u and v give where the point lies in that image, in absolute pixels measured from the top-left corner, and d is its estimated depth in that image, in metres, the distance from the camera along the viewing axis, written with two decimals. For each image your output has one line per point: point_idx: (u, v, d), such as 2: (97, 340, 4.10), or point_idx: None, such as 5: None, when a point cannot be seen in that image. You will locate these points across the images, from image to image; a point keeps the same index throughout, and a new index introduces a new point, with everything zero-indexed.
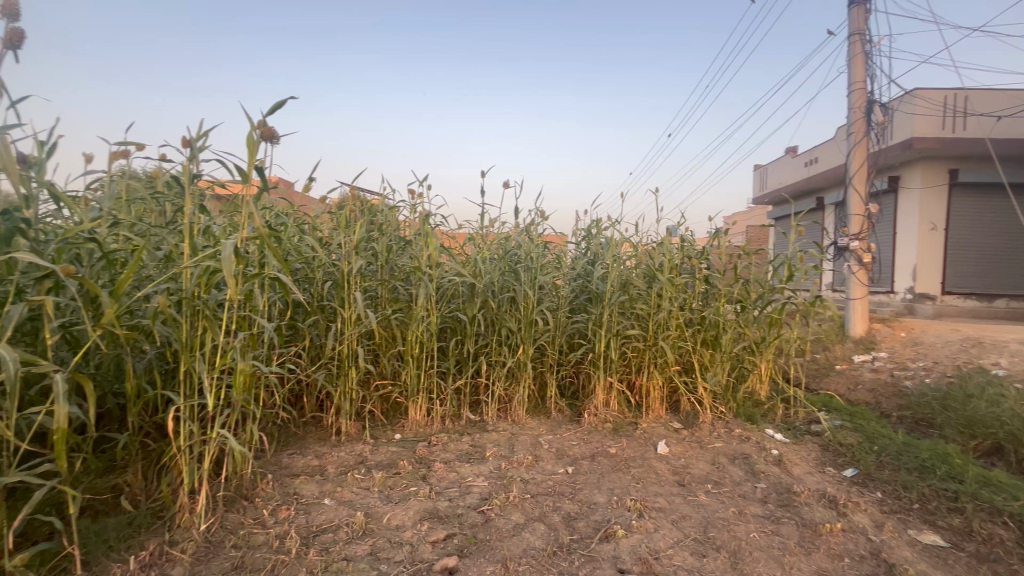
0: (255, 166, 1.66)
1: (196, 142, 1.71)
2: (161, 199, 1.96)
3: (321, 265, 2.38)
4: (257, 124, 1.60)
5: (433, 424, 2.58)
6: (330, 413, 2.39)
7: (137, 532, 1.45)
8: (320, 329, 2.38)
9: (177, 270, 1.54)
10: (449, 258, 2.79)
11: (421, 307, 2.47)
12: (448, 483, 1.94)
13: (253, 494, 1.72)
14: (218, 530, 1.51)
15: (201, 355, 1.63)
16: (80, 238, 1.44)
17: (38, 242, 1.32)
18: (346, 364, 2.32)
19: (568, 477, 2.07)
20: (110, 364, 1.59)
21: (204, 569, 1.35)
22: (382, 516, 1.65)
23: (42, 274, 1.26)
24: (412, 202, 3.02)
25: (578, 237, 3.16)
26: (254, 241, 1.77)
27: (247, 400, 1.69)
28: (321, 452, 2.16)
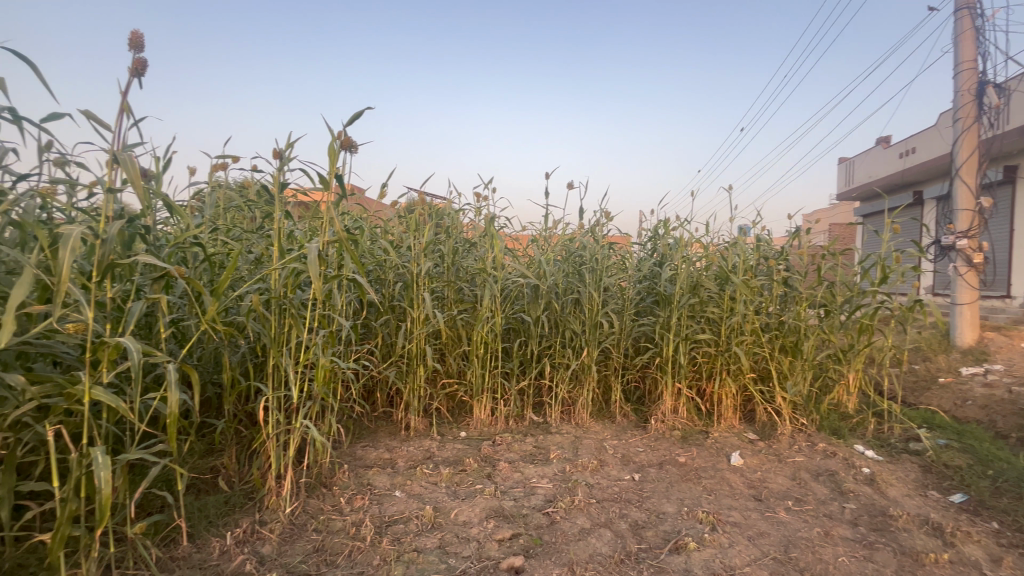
0: (336, 174, 1.77)
1: (284, 153, 1.85)
2: (253, 207, 2.15)
3: (392, 267, 2.49)
4: (338, 134, 1.71)
5: (497, 424, 2.60)
6: (400, 409, 2.49)
7: (232, 510, 1.59)
8: (391, 328, 2.48)
9: (267, 271, 1.68)
10: (513, 259, 2.81)
11: (486, 307, 2.51)
12: (513, 483, 1.95)
13: (331, 482, 1.83)
14: (301, 514, 1.62)
15: (288, 350, 1.77)
16: (187, 243, 1.61)
17: (155, 246, 1.49)
18: (414, 362, 2.41)
19: (634, 484, 2.01)
20: (210, 356, 1.76)
21: (290, 549, 1.45)
22: (449, 512, 1.69)
23: (158, 274, 1.41)
24: (477, 205, 3.09)
25: (644, 238, 3.07)
26: (334, 244, 1.88)
27: (326, 394, 1.81)
28: (391, 445, 2.25)
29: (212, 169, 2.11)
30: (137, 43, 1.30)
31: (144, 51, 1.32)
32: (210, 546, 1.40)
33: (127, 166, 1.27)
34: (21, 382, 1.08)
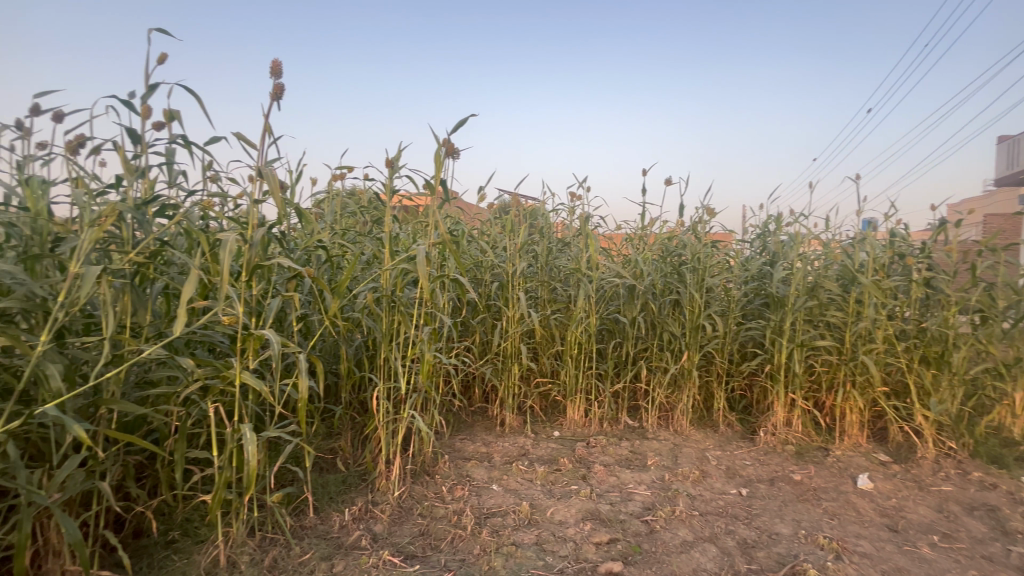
0: (441, 179, 1.87)
1: (395, 161, 2.00)
2: (366, 212, 2.34)
3: (489, 267, 2.57)
4: (443, 142, 1.80)
5: (591, 426, 2.56)
6: (495, 405, 2.55)
7: (349, 489, 1.74)
8: (487, 326, 2.56)
9: (380, 272, 1.82)
10: (608, 260, 2.76)
11: (581, 308, 2.48)
12: (609, 487, 1.92)
13: (434, 470, 1.93)
14: (408, 498, 1.73)
15: (397, 345, 1.90)
16: (314, 246, 1.79)
17: (289, 249, 1.68)
18: (510, 359, 2.46)
19: (742, 499, 1.88)
20: (331, 348, 1.95)
21: (399, 530, 1.55)
22: (545, 509, 1.71)
23: (292, 275, 1.59)
24: (571, 204, 3.08)
25: (752, 235, 2.85)
26: (438, 246, 1.99)
27: (430, 387, 1.92)
28: (488, 440, 2.33)
29: (332, 179, 2.34)
30: (277, 71, 1.47)
31: (283, 78, 1.49)
32: (331, 520, 1.55)
33: (269, 179, 1.45)
34: (189, 366, 1.28)
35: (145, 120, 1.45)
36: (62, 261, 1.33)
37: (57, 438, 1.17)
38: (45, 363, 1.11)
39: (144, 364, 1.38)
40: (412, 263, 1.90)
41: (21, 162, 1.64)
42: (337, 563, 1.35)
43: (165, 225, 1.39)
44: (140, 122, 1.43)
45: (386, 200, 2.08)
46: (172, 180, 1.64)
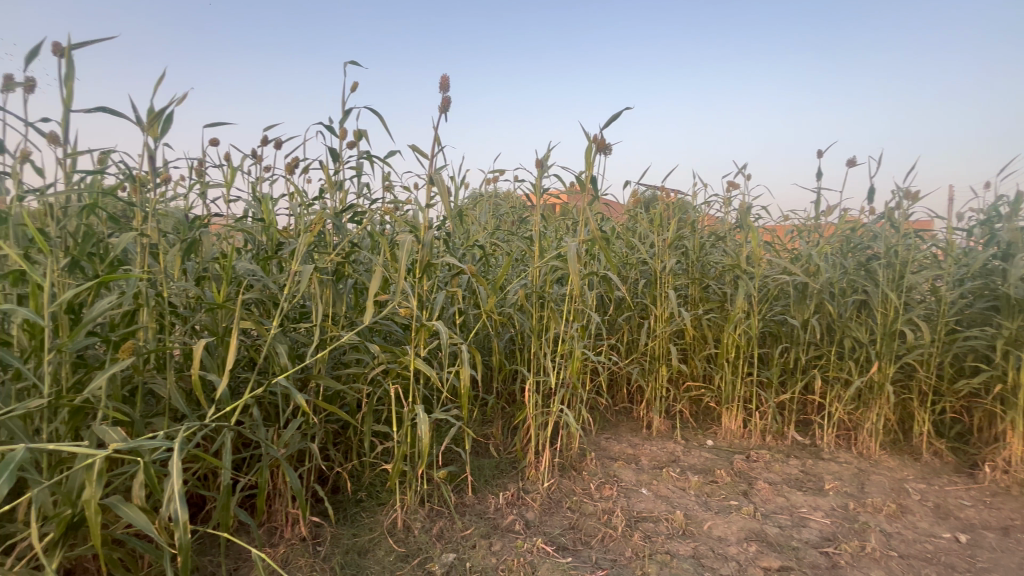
0: (591, 176, 1.87)
1: (545, 161, 2.05)
2: (515, 212, 2.45)
3: (636, 264, 2.49)
4: (594, 137, 1.79)
5: (751, 437, 2.32)
6: (641, 407, 2.46)
7: (501, 474, 1.84)
8: (634, 325, 2.48)
9: (532, 269, 1.89)
10: (773, 255, 2.47)
11: (739, 309, 2.22)
12: (776, 508, 1.72)
13: (581, 466, 1.94)
14: (556, 491, 1.76)
15: (547, 340, 1.95)
16: (472, 245, 1.93)
17: (451, 248, 1.83)
18: (658, 360, 2.36)
19: (961, 547, 1.53)
20: (485, 340, 2.08)
21: (549, 520, 1.60)
22: (702, 522, 1.60)
23: (455, 272, 1.73)
24: (728, 195, 2.83)
25: (974, 223, 2.30)
26: (587, 242, 1.99)
27: (578, 383, 1.93)
28: (634, 441, 2.25)
29: (484, 181, 2.49)
30: (446, 85, 1.56)
31: (450, 90, 1.59)
32: (488, 501, 1.65)
33: (438, 185, 1.59)
34: (375, 351, 1.48)
35: (342, 140, 1.71)
36: (284, 261, 1.64)
37: (282, 404, 1.44)
38: (276, 344, 1.37)
39: (341, 348, 1.63)
40: (561, 260, 1.94)
41: (255, 183, 2.06)
42: (495, 542, 1.44)
43: (357, 229, 1.62)
44: (339, 143, 1.69)
45: (535, 200, 2.14)
46: (360, 191, 1.91)
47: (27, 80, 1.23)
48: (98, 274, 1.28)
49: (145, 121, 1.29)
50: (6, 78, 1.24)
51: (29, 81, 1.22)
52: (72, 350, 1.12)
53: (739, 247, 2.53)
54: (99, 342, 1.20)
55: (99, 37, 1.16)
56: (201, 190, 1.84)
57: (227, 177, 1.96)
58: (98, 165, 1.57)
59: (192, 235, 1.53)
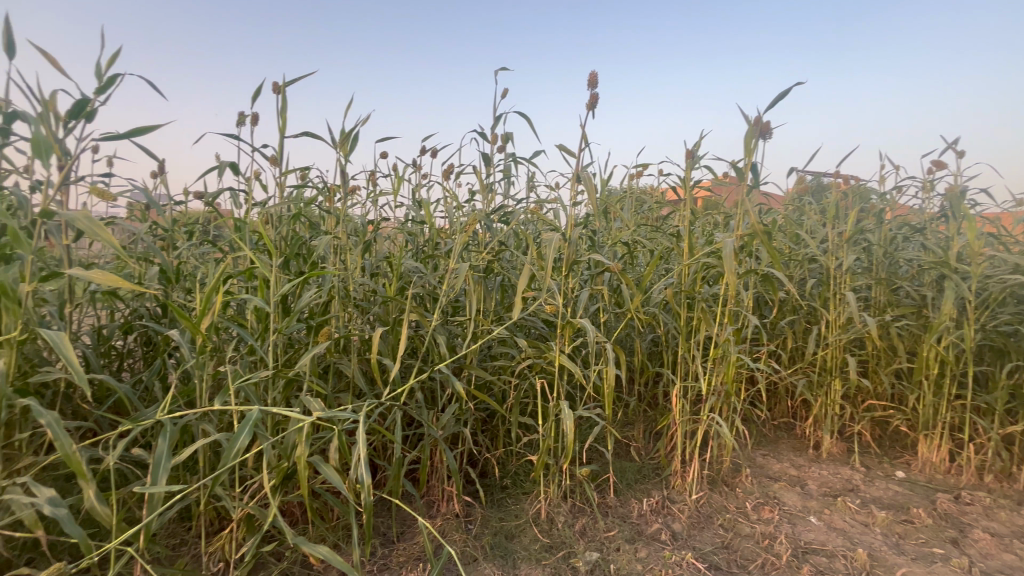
0: (751, 164, 1.69)
1: (697, 151, 1.91)
2: (660, 206, 2.33)
3: (804, 261, 2.18)
4: (757, 122, 1.62)
5: (961, 475, 1.89)
6: (808, 424, 2.16)
7: (645, 479, 1.77)
8: (799, 330, 2.19)
9: (680, 267, 1.77)
10: (998, 249, 1.97)
11: (944, 316, 1.80)
12: (1003, 567, 1.38)
13: (734, 482, 1.78)
14: (706, 505, 1.64)
15: (697, 343, 1.82)
16: (615, 242, 1.88)
17: (595, 246, 1.81)
18: (830, 372, 2.04)
19: None
20: (628, 340, 2.02)
21: (699, 535, 1.49)
22: (893, 568, 1.35)
23: (599, 269, 1.71)
24: (930, 178, 2.33)
25: None
26: (745, 237, 1.80)
27: (732, 391, 1.77)
28: (798, 462, 1.99)
29: (627, 177, 2.42)
30: (594, 81, 1.51)
31: (598, 86, 1.53)
32: (631, 505, 1.61)
33: (585, 183, 1.57)
34: (523, 346, 1.53)
35: (493, 145, 1.79)
36: (442, 259, 1.79)
37: (440, 389, 1.57)
38: (437, 335, 1.50)
39: (490, 341, 1.72)
40: (715, 257, 1.79)
41: (416, 189, 2.29)
42: (640, 549, 1.40)
43: (506, 228, 1.69)
44: (490, 147, 1.77)
45: (683, 193, 2.01)
46: (508, 192, 1.99)
47: (254, 116, 1.53)
48: (303, 271, 1.54)
49: (338, 140, 1.51)
50: (240, 115, 1.56)
51: (257, 116, 1.52)
52: (286, 333, 1.37)
53: (947, 240, 2.06)
54: (303, 327, 1.45)
55: (305, 74, 1.38)
56: (374, 198, 2.10)
57: (394, 185, 2.21)
58: (301, 181, 1.89)
59: (370, 237, 1.75)
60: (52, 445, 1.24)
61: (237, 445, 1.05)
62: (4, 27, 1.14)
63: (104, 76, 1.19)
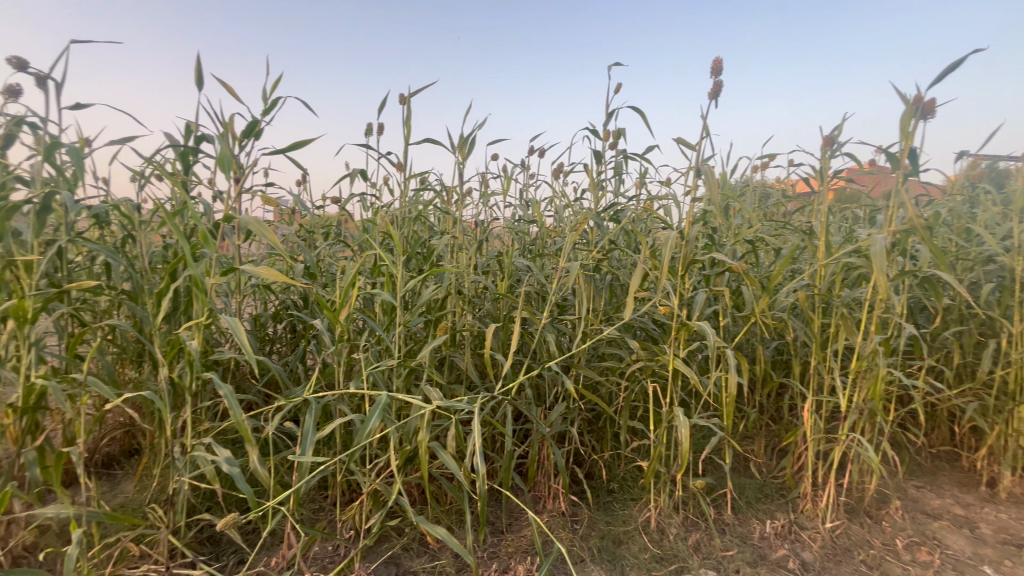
0: (910, 149, 1.46)
1: (838, 136, 1.69)
2: (789, 200, 2.11)
3: (977, 261, 1.83)
4: (919, 99, 1.39)
5: None
6: (979, 456, 1.81)
7: (768, 499, 1.61)
8: (969, 344, 1.84)
9: (816, 268, 1.59)
10: None
11: None
12: None
13: (879, 514, 1.55)
14: (843, 536, 1.46)
15: (836, 354, 1.60)
16: (737, 239, 1.74)
17: (715, 244, 1.69)
18: (1014, 397, 1.69)
19: None
20: (748, 347, 1.86)
21: (836, 569, 1.33)
22: None
23: (718, 270, 1.59)
24: None
25: None
26: (900, 234, 1.56)
27: (879, 411, 1.54)
28: (965, 500, 1.68)
29: (750, 170, 2.23)
30: (718, 68, 1.40)
31: (722, 74, 1.42)
32: (752, 526, 1.48)
33: (707, 177, 1.44)
34: (635, 348, 1.47)
35: (606, 141, 1.71)
36: (551, 257, 1.79)
37: (548, 387, 1.58)
38: (546, 333, 1.51)
39: (599, 341, 1.69)
40: (859, 256, 1.57)
41: (525, 189, 2.33)
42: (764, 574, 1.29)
43: (618, 227, 1.64)
44: (602, 145, 1.69)
45: (819, 184, 1.79)
46: (618, 189, 1.94)
47: (380, 126, 1.68)
48: (422, 269, 1.65)
49: (457, 145, 1.59)
50: (369, 125, 1.73)
51: (382, 126, 1.67)
52: (409, 325, 1.47)
53: None
54: (423, 321, 1.54)
55: (428, 84, 1.47)
56: (485, 198, 2.18)
57: (504, 185, 2.26)
58: (421, 184, 2.02)
59: (482, 237, 1.82)
60: (224, 414, 1.47)
61: (370, 426, 1.15)
62: (196, 64, 1.37)
63: (270, 99, 1.37)
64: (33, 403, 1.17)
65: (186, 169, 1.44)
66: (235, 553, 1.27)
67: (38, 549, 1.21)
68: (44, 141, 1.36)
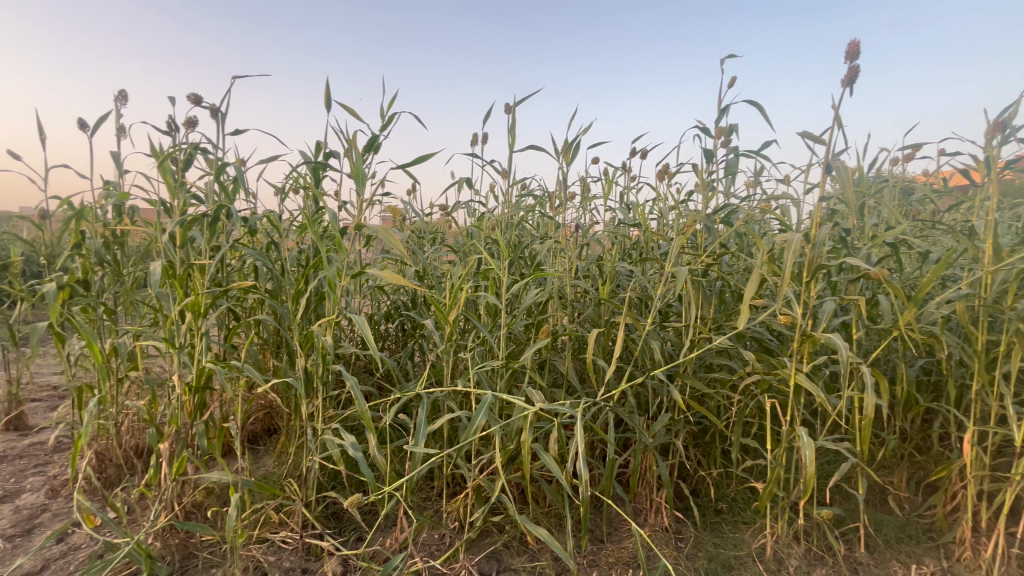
0: None
1: (1011, 119, 1.43)
2: (940, 196, 1.82)
3: None
4: None
5: None
6: None
7: (913, 541, 1.40)
8: None
9: (981, 275, 1.35)
10: None
11: None
12: None
13: None
14: None
15: (1008, 378, 1.34)
16: (875, 242, 1.54)
17: (847, 248, 1.51)
18: None
19: None
20: (887, 365, 1.63)
21: None
22: None
23: (851, 276, 1.42)
24: None
25: None
26: None
27: None
28: None
29: (891, 163, 1.96)
30: (853, 52, 1.25)
31: (859, 58, 1.27)
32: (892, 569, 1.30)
33: (840, 173, 1.29)
34: (750, 359, 1.36)
35: (718, 140, 1.60)
36: (656, 262, 1.73)
37: (652, 397, 1.52)
38: (651, 340, 1.45)
39: (708, 351, 1.59)
40: None
41: (627, 192, 2.28)
42: None
43: (731, 229, 1.53)
44: (713, 144, 1.58)
45: (983, 176, 1.53)
46: (730, 189, 1.82)
47: (485, 135, 1.75)
48: (525, 274, 1.68)
49: (561, 150, 1.60)
50: (476, 135, 1.80)
51: (488, 136, 1.74)
52: (511, 328, 1.51)
53: None
54: (525, 324, 1.57)
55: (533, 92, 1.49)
56: (585, 202, 2.17)
57: (604, 189, 2.23)
58: (522, 190, 2.07)
59: (583, 242, 1.81)
60: (347, 403, 1.62)
61: (477, 423, 1.20)
62: (328, 88, 1.53)
63: (386, 115, 1.50)
64: (203, 383, 1.39)
65: (318, 183, 1.62)
66: (355, 530, 1.39)
67: (203, 508, 1.43)
68: (213, 164, 1.62)
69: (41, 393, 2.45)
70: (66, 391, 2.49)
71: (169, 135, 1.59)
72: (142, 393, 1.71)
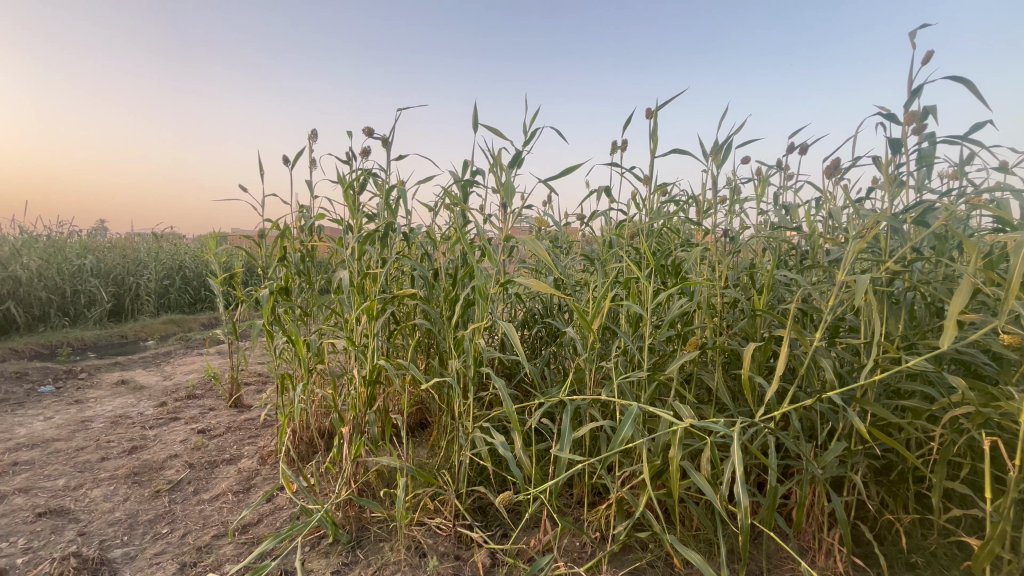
0: None
1: None
2: None
3: None
4: None
5: None
6: None
7: None
8: None
9: None
10: None
11: None
12: None
13: None
14: None
15: None
16: None
17: None
18: None
19: None
20: None
21: None
22: None
23: None
24: None
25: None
26: None
27: None
28: None
29: None
30: None
31: None
32: None
33: None
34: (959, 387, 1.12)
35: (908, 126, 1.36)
36: (824, 270, 1.54)
37: (821, 421, 1.34)
38: (820, 357, 1.28)
39: (897, 373, 1.35)
40: None
41: (783, 193, 2.07)
42: None
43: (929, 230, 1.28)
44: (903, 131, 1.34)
45: None
46: (923, 183, 1.54)
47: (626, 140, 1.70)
48: (668, 283, 1.61)
49: (710, 152, 1.50)
50: (615, 143, 1.78)
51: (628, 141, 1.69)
52: (655, 338, 1.46)
53: None
54: (670, 335, 1.50)
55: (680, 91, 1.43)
56: (734, 206, 2.02)
57: (756, 190, 2.04)
58: (664, 196, 1.99)
59: (732, 249, 1.68)
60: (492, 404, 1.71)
61: (623, 434, 1.16)
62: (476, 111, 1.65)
63: (529, 130, 1.55)
64: (374, 377, 1.59)
65: (467, 198, 1.75)
66: (500, 526, 1.47)
67: (372, 487, 1.63)
68: (381, 186, 1.85)
69: (251, 378, 3.02)
70: (268, 377, 3.05)
71: (348, 163, 1.86)
72: (326, 383, 2.02)
